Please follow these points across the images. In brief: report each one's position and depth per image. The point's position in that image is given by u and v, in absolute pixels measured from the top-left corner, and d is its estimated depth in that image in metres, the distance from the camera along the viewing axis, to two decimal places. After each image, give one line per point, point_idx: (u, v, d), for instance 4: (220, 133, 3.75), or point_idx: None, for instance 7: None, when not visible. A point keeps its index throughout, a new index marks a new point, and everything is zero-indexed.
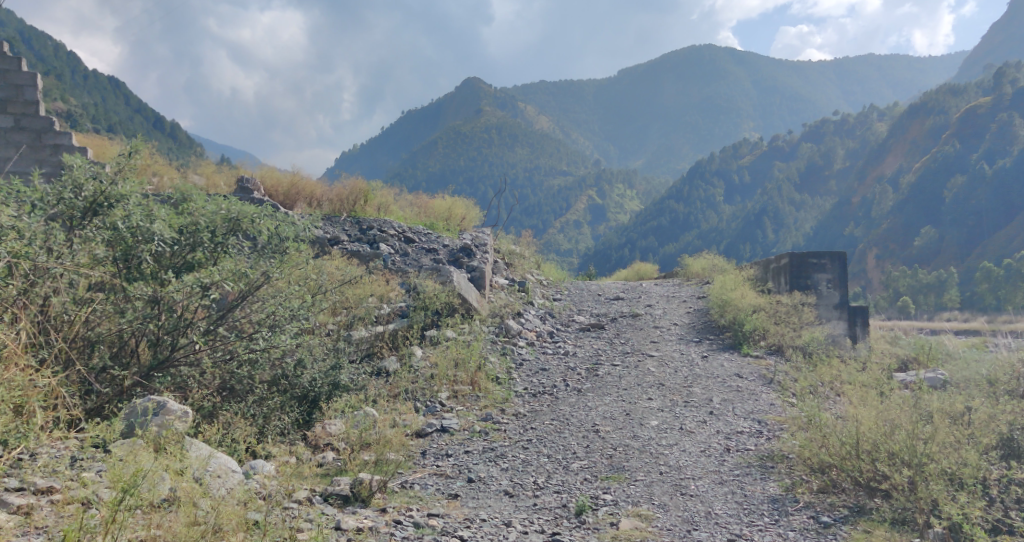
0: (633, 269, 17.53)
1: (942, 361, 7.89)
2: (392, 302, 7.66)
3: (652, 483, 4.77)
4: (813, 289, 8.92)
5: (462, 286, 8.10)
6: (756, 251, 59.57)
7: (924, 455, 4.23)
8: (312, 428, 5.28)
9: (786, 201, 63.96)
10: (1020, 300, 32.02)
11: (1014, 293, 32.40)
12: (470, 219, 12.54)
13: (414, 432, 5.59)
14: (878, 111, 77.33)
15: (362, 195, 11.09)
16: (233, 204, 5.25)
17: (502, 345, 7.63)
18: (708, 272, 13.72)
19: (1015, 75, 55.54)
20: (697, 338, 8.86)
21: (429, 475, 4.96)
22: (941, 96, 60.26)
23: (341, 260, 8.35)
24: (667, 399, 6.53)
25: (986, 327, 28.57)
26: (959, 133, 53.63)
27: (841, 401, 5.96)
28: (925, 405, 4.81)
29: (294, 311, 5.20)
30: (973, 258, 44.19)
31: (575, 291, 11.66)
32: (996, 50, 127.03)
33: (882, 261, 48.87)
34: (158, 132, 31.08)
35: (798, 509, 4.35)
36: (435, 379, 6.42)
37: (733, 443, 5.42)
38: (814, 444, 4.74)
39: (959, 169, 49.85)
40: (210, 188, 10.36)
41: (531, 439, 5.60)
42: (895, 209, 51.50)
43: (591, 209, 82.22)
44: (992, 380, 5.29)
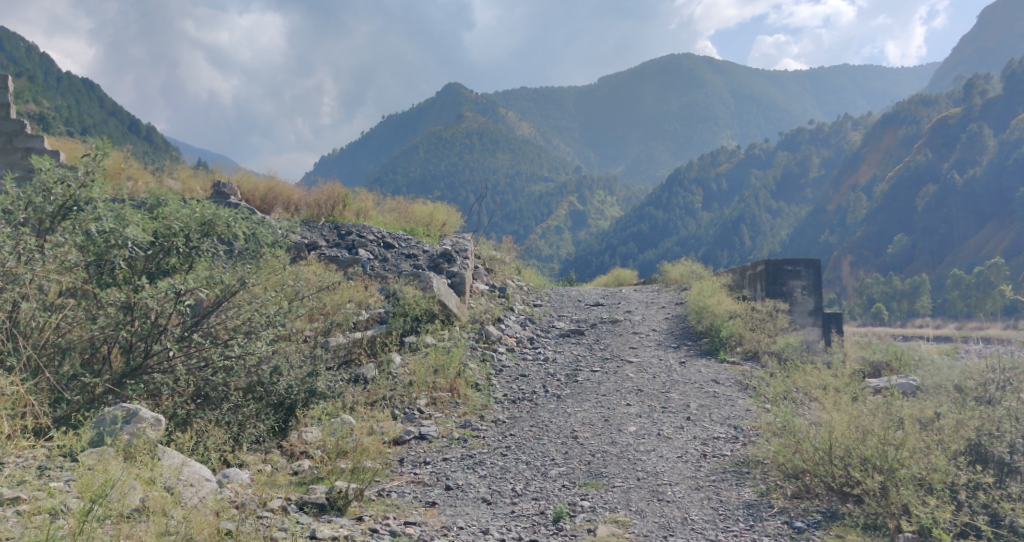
0: (613, 275, 17.56)
1: (914, 368, 8.00)
2: (371, 308, 7.66)
3: (630, 489, 4.79)
4: (788, 296, 8.98)
5: (443, 291, 8.06)
6: (734, 258, 59.96)
7: (896, 461, 4.27)
8: (289, 437, 5.28)
9: (763, 209, 64.64)
10: (988, 307, 32.54)
11: (983, 301, 32.88)
12: (451, 224, 12.49)
13: (391, 440, 5.59)
14: (852, 120, 78.71)
15: (340, 199, 11.07)
16: (205, 206, 5.17)
17: (482, 351, 7.61)
18: (686, 278, 13.79)
19: (985, 86, 56.57)
20: (675, 344, 8.91)
21: (406, 483, 4.95)
22: (914, 106, 61.36)
23: (319, 267, 8.30)
24: (645, 404, 6.57)
25: (958, 334, 28.98)
26: (930, 143, 54.50)
27: (816, 406, 6.01)
28: (898, 411, 4.82)
29: (271, 317, 5.16)
30: (944, 266, 44.82)
31: (555, 296, 11.71)
32: (966, 60, 129.37)
33: (856, 268, 49.40)
34: (133, 136, 30.71)
35: (772, 515, 4.39)
36: (414, 385, 6.42)
37: (709, 449, 5.46)
38: (788, 450, 4.78)
39: (931, 179, 50.72)
40: (186, 194, 10.25)
41: (510, 446, 5.60)
42: (869, 218, 52.30)
43: (572, 215, 82.42)
44: (963, 386, 5.26)
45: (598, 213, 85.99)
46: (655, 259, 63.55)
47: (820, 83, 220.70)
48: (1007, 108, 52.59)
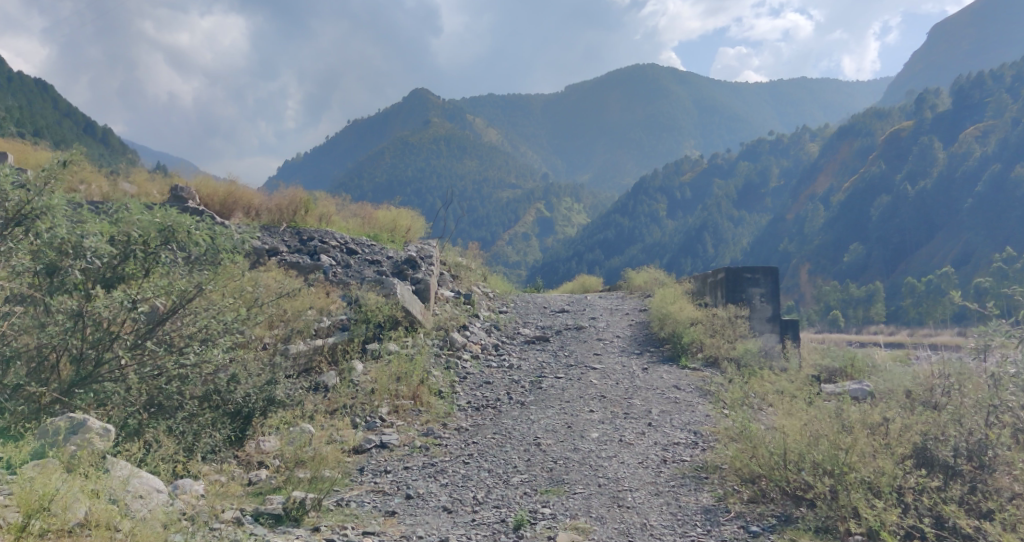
0: (578, 282, 17.62)
1: (868, 374, 8.15)
2: (333, 315, 7.59)
3: (591, 496, 4.80)
4: (747, 303, 9.06)
5: (407, 298, 8.00)
6: (697, 265, 60.67)
7: (846, 465, 4.33)
8: (245, 446, 5.24)
9: (725, 218, 65.60)
10: (938, 314, 33.30)
11: (933, 308, 33.61)
12: (415, 230, 12.41)
13: (351, 449, 5.54)
14: (810, 132, 80.47)
15: (302, 204, 10.88)
16: (165, 213, 5.03)
17: (446, 359, 7.59)
18: (649, 285, 13.89)
19: (935, 101, 58.25)
20: (638, 350, 8.99)
21: (366, 493, 4.90)
22: (868, 119, 62.95)
23: (279, 272, 8.22)
24: (608, 411, 6.61)
25: (910, 340, 29.67)
26: (884, 155, 55.88)
27: (772, 412, 6.08)
28: (848, 416, 4.90)
29: (228, 324, 5.07)
30: (898, 274, 45.87)
31: (521, 303, 11.72)
32: (918, 75, 132.88)
33: (814, 275, 50.34)
34: (88, 138, 30.15)
35: (729, 519, 4.45)
36: (376, 393, 6.36)
37: (669, 454, 5.50)
38: (744, 455, 4.87)
39: (884, 189, 51.99)
40: (142, 197, 10.06)
41: (473, 454, 5.59)
42: (826, 227, 53.46)
43: (539, 222, 82.75)
44: (912, 393, 5.30)
45: (564, 220, 86.49)
46: (620, 266, 63.97)
47: (780, 94, 224.97)
48: (955, 123, 54.12)
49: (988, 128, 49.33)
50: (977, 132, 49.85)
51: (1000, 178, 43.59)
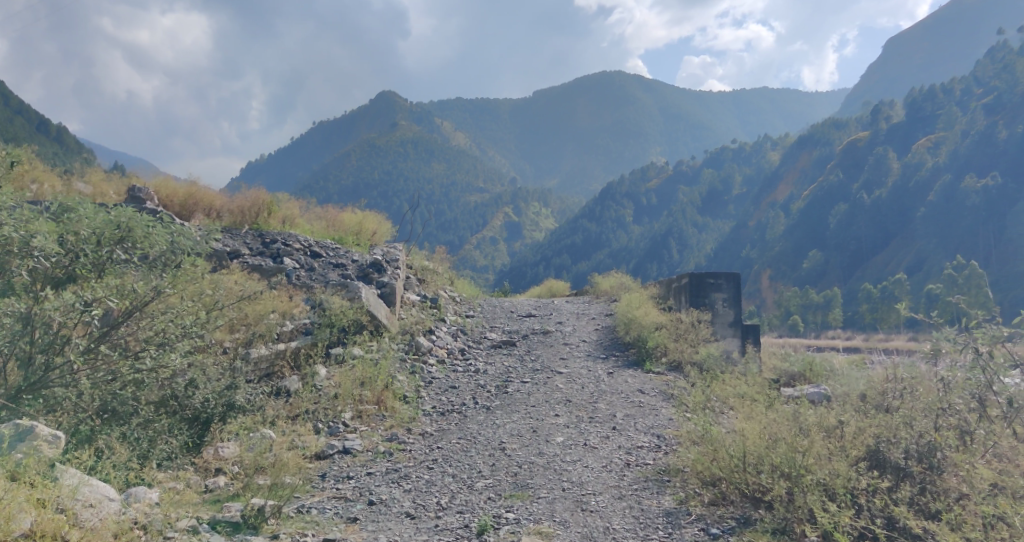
0: (546, 286, 17.67)
1: (825, 378, 8.29)
2: (296, 319, 7.47)
3: (554, 500, 4.81)
4: (709, 307, 9.17)
5: (372, 302, 7.94)
6: (662, 270, 61.26)
7: (802, 467, 4.41)
8: (203, 452, 5.17)
9: (689, 224, 66.35)
10: (892, 320, 33.94)
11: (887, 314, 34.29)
12: (381, 233, 12.33)
13: (313, 454, 5.50)
14: (772, 141, 81.92)
15: (265, 206, 10.75)
16: (122, 210, 4.90)
17: (411, 364, 7.54)
18: (615, 290, 13.96)
19: (890, 112, 59.74)
20: (603, 354, 9.04)
21: (327, 499, 4.86)
22: (826, 129, 64.30)
23: (240, 275, 8.12)
24: (573, 415, 6.63)
25: (864, 345, 30.23)
26: (841, 164, 57.05)
27: (733, 415, 6.13)
28: (805, 419, 4.99)
29: (187, 327, 4.99)
30: (855, 280, 46.67)
31: (488, 307, 11.71)
32: (874, 87, 135.83)
33: (775, 281, 51.08)
34: (41, 136, 29.46)
35: (690, 522, 4.48)
36: (339, 398, 6.31)
37: (633, 458, 5.53)
38: (705, 458, 4.92)
39: (842, 198, 53.11)
40: (97, 198, 9.87)
41: (437, 459, 5.56)
42: (787, 233, 54.33)
43: (506, 227, 82.87)
44: (867, 395, 5.39)
45: (532, 225, 86.72)
46: (587, 271, 64.26)
47: (742, 104, 228.55)
48: (909, 134, 55.47)
49: (940, 139, 50.58)
50: (929, 143, 51.12)
51: (951, 188, 44.80)
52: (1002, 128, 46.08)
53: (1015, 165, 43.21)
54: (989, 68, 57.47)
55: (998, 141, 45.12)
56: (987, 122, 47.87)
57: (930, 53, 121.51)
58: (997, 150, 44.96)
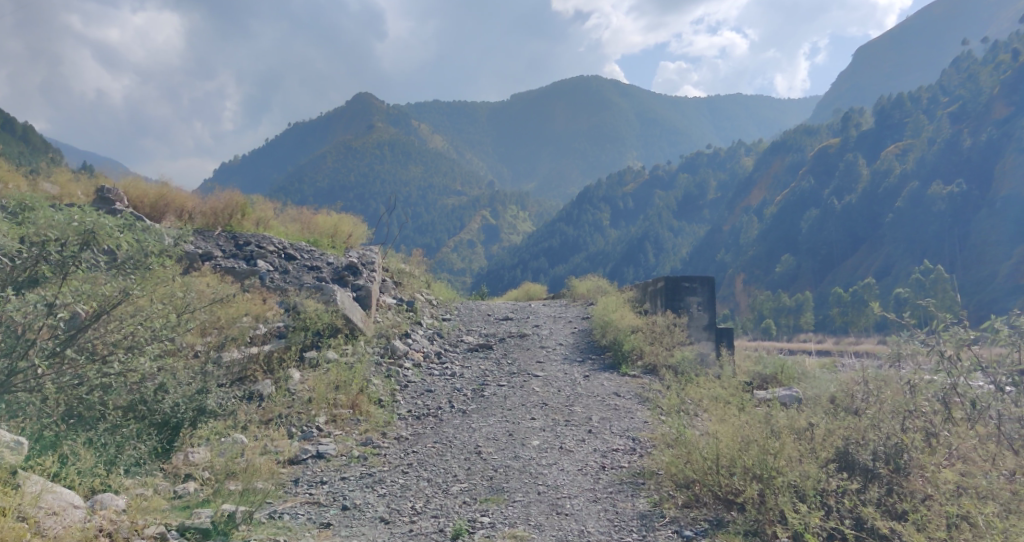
0: (523, 290, 17.67)
1: (797, 380, 8.39)
2: (269, 322, 7.38)
3: (530, 504, 4.79)
4: (684, 311, 9.21)
5: (347, 305, 7.88)
6: (639, 274, 61.59)
7: (773, 469, 4.45)
8: (173, 458, 5.12)
9: (665, 228, 66.76)
10: (862, 323, 34.36)
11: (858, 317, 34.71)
12: (357, 236, 12.26)
13: (286, 459, 5.44)
14: (745, 147, 82.87)
15: (238, 208, 10.65)
16: (86, 213, 4.66)
17: (387, 367, 7.49)
18: (592, 294, 14.00)
19: (860, 119, 60.71)
20: (580, 358, 9.06)
21: (301, 504, 4.81)
22: (798, 136, 65.14)
23: (212, 277, 8.02)
24: (549, 418, 6.62)
25: (836, 348, 30.58)
26: (813, 170, 57.86)
27: (706, 418, 6.16)
28: (777, 420, 5.02)
29: (157, 332, 4.94)
30: (827, 284, 47.18)
31: (465, 311, 11.69)
32: (845, 94, 137.78)
33: (749, 285, 51.61)
34: (9, 136, 28.98)
35: (663, 524, 4.50)
36: (313, 402, 6.25)
37: (608, 461, 5.54)
38: (679, 460, 4.94)
39: (813, 203, 53.84)
40: (64, 199, 9.71)
41: (412, 463, 5.53)
42: (760, 237, 54.88)
43: (483, 230, 82.85)
44: (837, 398, 5.45)
45: (509, 229, 86.79)
46: (565, 274, 64.36)
47: (717, 109, 230.64)
48: (878, 140, 56.32)
49: (907, 146, 51.31)
50: (897, 151, 51.86)
51: (918, 195, 45.42)
52: (967, 136, 46.75)
53: (979, 172, 43.74)
54: (955, 76, 58.37)
55: (963, 149, 45.74)
56: (952, 130, 48.64)
57: (898, 62, 123.40)
58: (961, 157, 45.47)
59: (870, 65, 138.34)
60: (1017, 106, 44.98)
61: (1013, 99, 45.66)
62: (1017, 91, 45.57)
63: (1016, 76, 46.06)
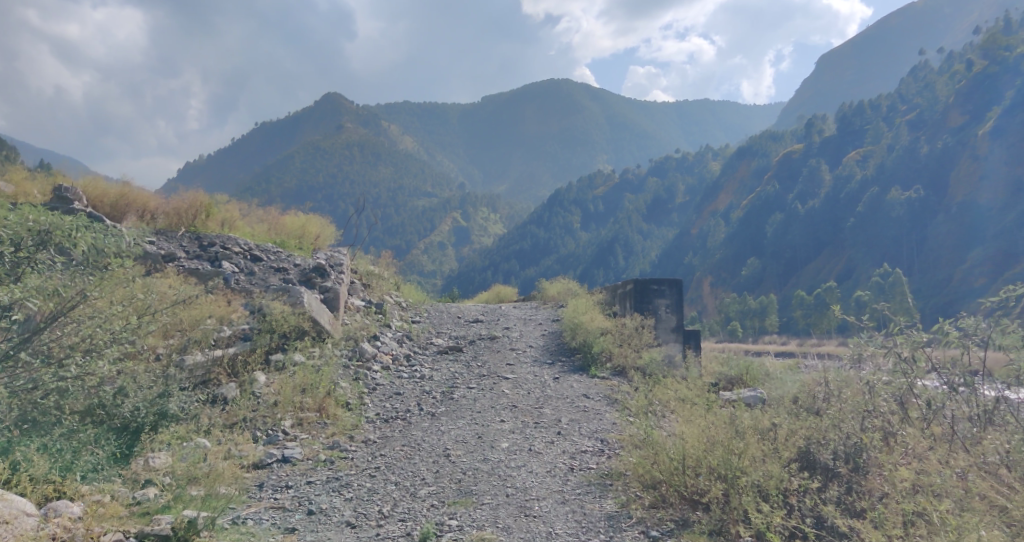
0: (494, 292, 17.65)
1: (761, 382, 8.46)
2: (234, 324, 7.30)
3: (498, 507, 4.77)
4: (653, 313, 9.23)
5: (315, 307, 7.77)
6: (609, 277, 62.00)
7: (738, 470, 4.48)
8: (133, 464, 5.01)
9: (635, 231, 67.23)
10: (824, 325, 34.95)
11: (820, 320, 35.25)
12: (324, 237, 12.14)
13: (250, 464, 5.36)
14: (713, 151, 83.89)
15: (202, 208, 10.46)
16: (39, 213, 4.53)
17: (355, 370, 7.42)
18: (562, 296, 14.02)
19: (823, 126, 61.73)
20: (549, 360, 9.05)
21: (264, 509, 4.75)
22: (764, 141, 65.96)
23: (176, 279, 7.90)
24: (518, 420, 6.60)
25: (799, 350, 31.05)
26: (778, 175, 58.76)
27: (675, 419, 6.17)
28: (742, 421, 5.07)
29: (116, 334, 4.81)
30: (790, 287, 47.86)
31: (435, 313, 11.64)
32: (809, 100, 140.12)
33: (716, 288, 52.27)
34: None
35: (630, 525, 4.51)
36: (278, 406, 6.16)
37: (576, 462, 5.54)
38: (646, 461, 4.96)
39: (778, 208, 54.63)
40: (20, 197, 9.47)
41: (379, 467, 5.46)
42: (727, 240, 55.52)
43: (455, 233, 82.72)
44: (800, 396, 5.51)
45: (480, 231, 86.80)
46: (535, 277, 64.53)
47: (686, 113, 233.38)
48: (841, 147, 57.32)
49: (868, 152, 52.28)
50: (858, 157, 52.85)
51: (877, 200, 46.22)
52: (924, 142, 47.34)
53: (935, 178, 44.25)
54: (913, 85, 59.33)
55: (920, 155, 46.19)
56: (910, 137, 49.43)
57: (858, 69, 125.69)
58: (919, 163, 45.82)
59: (832, 72, 140.87)
60: (971, 115, 45.78)
61: (968, 107, 46.46)
62: (971, 100, 46.46)
63: (970, 86, 47.08)
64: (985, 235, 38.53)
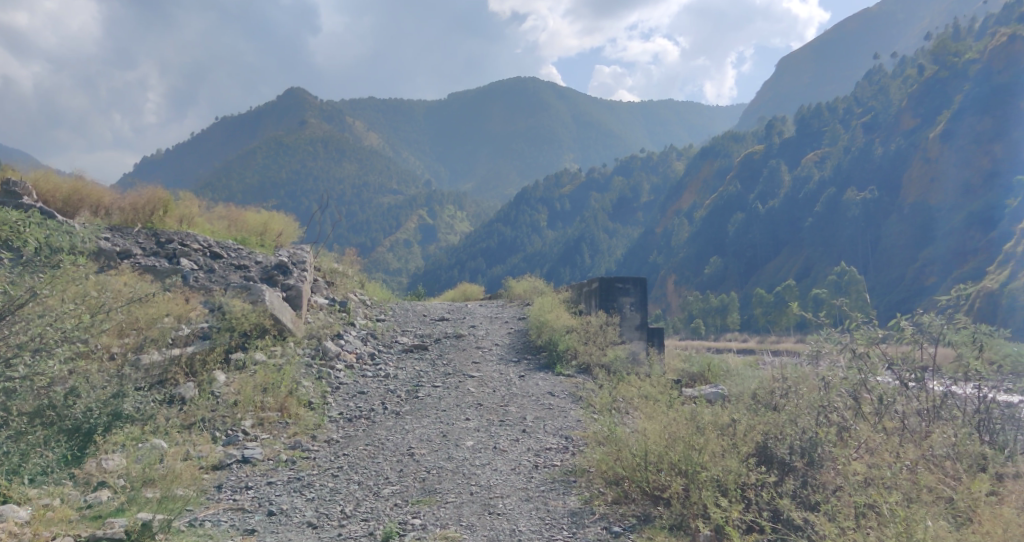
0: (460, 290, 17.58)
1: (723, 378, 8.57)
2: (193, 322, 7.15)
3: (462, 504, 4.74)
4: (617, 311, 9.27)
5: (276, 305, 7.66)
6: (575, 275, 62.28)
7: (698, 464, 4.49)
8: (85, 465, 4.88)
9: (601, 229, 67.53)
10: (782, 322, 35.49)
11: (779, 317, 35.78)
12: (287, 234, 11.97)
13: (210, 465, 5.26)
14: (677, 151, 84.70)
15: (160, 205, 10.24)
16: None
17: (318, 369, 7.32)
18: (528, 295, 14.02)
19: (782, 127, 62.69)
20: (515, 358, 9.04)
21: (223, 511, 4.65)
22: (726, 141, 66.77)
23: (131, 277, 7.72)
24: (484, 418, 6.57)
25: (758, 347, 31.47)
26: (739, 175, 59.49)
27: (637, 415, 6.21)
28: (704, 417, 5.10)
29: (68, 333, 4.67)
30: (751, 284, 48.49)
31: (400, 311, 11.55)
32: (770, 102, 142.21)
33: (679, 286, 52.78)
34: None
35: (593, 521, 4.50)
36: (239, 406, 6.06)
37: (541, 459, 5.53)
38: (610, 458, 4.98)
39: (739, 207, 55.36)
40: None
41: (342, 466, 5.40)
42: (691, 239, 56.08)
43: (420, 230, 82.35)
44: (760, 391, 5.56)
45: (446, 228, 86.55)
46: (501, 275, 64.49)
47: (651, 113, 235.50)
48: (799, 148, 58.31)
49: (825, 154, 53.29)
50: (816, 158, 53.84)
51: (834, 200, 47.08)
52: (878, 145, 48.27)
53: (889, 179, 45.07)
54: (867, 88, 60.48)
55: (874, 157, 47.02)
56: (865, 139, 50.40)
57: (817, 72, 127.82)
58: (873, 165, 46.70)
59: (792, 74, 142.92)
60: (923, 118, 46.75)
61: (919, 111, 47.44)
62: (922, 104, 47.41)
63: (921, 91, 48.13)
64: (936, 236, 39.47)
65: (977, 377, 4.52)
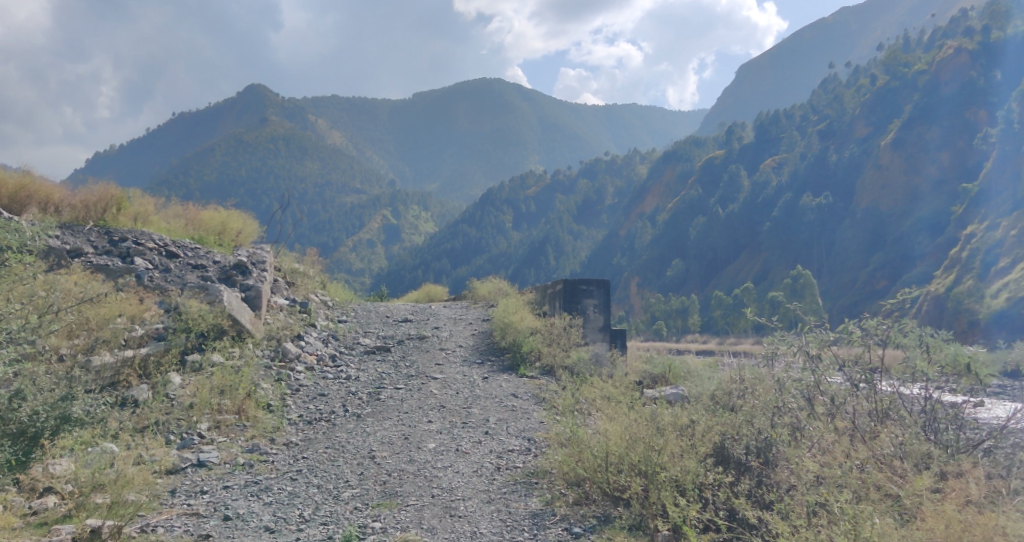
0: (424, 291, 17.47)
1: (683, 379, 8.63)
2: (147, 323, 6.96)
3: (423, 507, 4.68)
4: (581, 312, 9.26)
5: (235, 305, 7.50)
6: (539, 276, 62.42)
7: (657, 465, 4.50)
8: (30, 470, 4.72)
9: (565, 231, 67.77)
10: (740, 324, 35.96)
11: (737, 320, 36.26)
12: (246, 233, 11.76)
13: (164, 469, 5.13)
14: (640, 155, 85.39)
15: (112, 202, 9.97)
16: None
17: (277, 371, 7.20)
18: (492, 296, 13.98)
19: (742, 133, 63.61)
20: (478, 359, 9.00)
21: (177, 515, 4.54)
22: (687, 146, 67.53)
23: (82, 276, 7.48)
24: (446, 420, 6.51)
25: (718, 349, 31.83)
26: (700, 179, 60.20)
27: (600, 416, 6.20)
28: (665, 418, 5.11)
29: (13, 334, 4.50)
30: (712, 287, 49.08)
31: (363, 312, 11.43)
32: (730, 108, 144.27)
33: (642, 288, 53.21)
34: None
35: (554, 522, 4.48)
36: (194, 408, 5.93)
37: (503, 462, 5.49)
38: (572, 460, 4.96)
39: (700, 211, 56.02)
40: None
41: (301, 470, 5.30)
42: (654, 241, 56.57)
43: (384, 230, 81.82)
44: (718, 392, 5.59)
45: (410, 229, 86.08)
46: (465, 276, 64.37)
47: (615, 117, 237.34)
48: (757, 154, 59.24)
49: (783, 160, 54.23)
50: (774, 164, 54.77)
51: (791, 205, 47.89)
52: (833, 151, 49.21)
53: (843, 185, 46.02)
54: (823, 96, 61.67)
55: (829, 163, 47.96)
56: (820, 145, 51.37)
57: (774, 79, 129.94)
58: (828, 171, 47.62)
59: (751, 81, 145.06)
60: (875, 126, 47.81)
61: (872, 119, 48.49)
62: (875, 113, 48.51)
63: (874, 99, 49.26)
64: (887, 241, 40.33)
65: (925, 378, 4.60)
